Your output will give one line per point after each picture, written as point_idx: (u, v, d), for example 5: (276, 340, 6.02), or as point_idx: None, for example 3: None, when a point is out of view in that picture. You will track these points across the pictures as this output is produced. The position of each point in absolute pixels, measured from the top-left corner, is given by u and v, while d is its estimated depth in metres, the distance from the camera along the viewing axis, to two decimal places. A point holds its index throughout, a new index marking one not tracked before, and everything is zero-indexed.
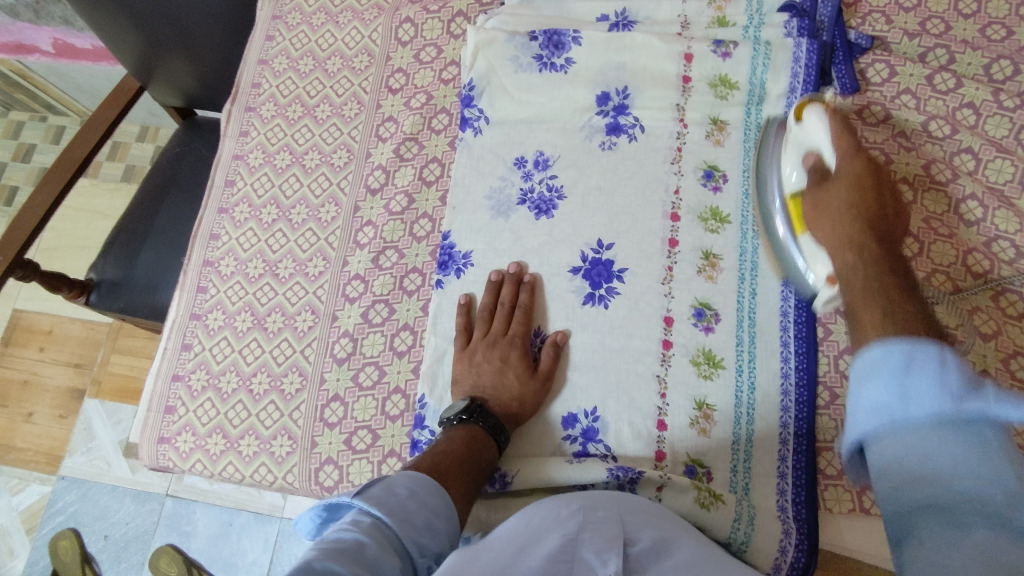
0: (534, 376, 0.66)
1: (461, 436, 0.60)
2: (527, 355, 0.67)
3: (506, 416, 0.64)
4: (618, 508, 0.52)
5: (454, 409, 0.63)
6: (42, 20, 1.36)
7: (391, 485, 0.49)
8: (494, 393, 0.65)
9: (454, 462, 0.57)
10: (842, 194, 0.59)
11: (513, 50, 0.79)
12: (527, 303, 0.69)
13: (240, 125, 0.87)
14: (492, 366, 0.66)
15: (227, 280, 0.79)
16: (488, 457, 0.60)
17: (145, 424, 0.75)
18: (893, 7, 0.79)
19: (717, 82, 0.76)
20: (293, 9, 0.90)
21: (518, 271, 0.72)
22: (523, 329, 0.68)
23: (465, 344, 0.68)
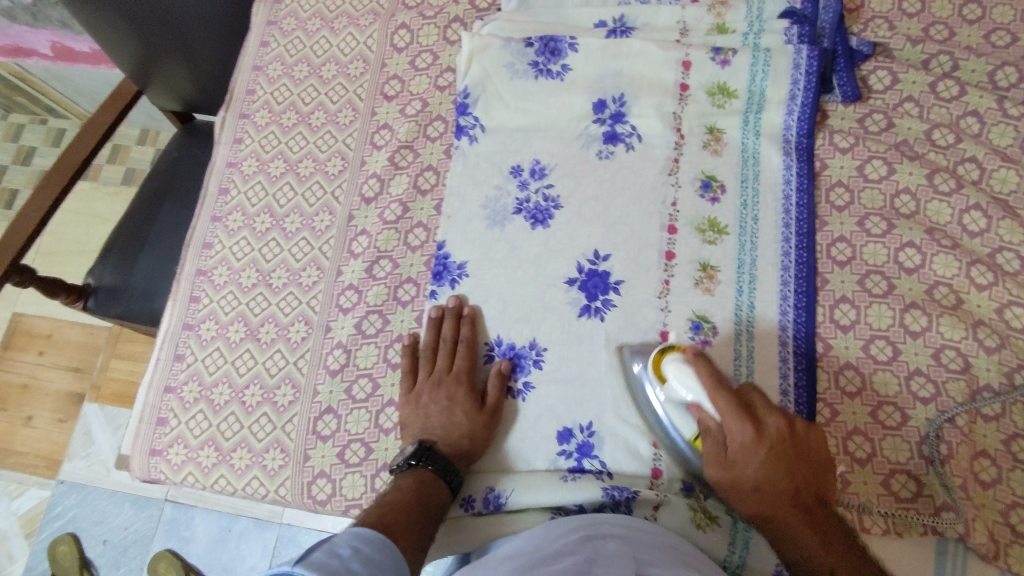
0: (481, 411, 0.66)
1: (409, 484, 0.61)
2: (473, 391, 0.67)
3: (457, 455, 0.65)
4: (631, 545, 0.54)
5: (405, 454, 0.65)
6: (40, 23, 1.35)
7: (334, 546, 0.49)
8: (444, 433, 0.65)
9: (403, 513, 0.58)
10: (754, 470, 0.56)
11: (508, 57, 0.78)
12: (468, 337, 0.69)
13: (234, 132, 0.86)
14: (439, 407, 0.66)
15: (220, 289, 0.78)
16: (438, 500, 0.61)
17: (136, 435, 0.74)
18: (896, 13, 0.78)
19: (715, 90, 0.76)
20: (288, 14, 0.89)
21: (456, 304, 0.71)
22: (467, 364, 0.68)
23: (410, 387, 0.69)
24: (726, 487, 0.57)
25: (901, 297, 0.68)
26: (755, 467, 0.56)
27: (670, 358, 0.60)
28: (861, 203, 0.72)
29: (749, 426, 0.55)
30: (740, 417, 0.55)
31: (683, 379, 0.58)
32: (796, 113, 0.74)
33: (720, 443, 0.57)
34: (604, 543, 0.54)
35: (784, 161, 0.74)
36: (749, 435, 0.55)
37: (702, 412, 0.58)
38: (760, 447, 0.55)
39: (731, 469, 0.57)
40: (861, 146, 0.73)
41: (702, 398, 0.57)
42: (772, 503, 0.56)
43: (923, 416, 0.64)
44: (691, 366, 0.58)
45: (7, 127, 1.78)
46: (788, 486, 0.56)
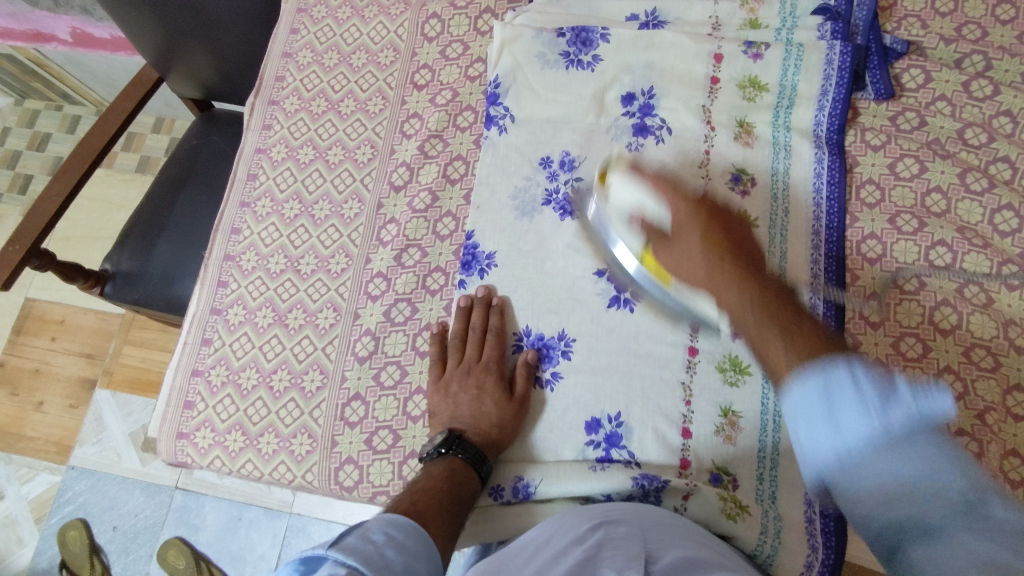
0: (510, 401, 0.66)
1: (440, 470, 0.60)
2: (502, 380, 0.67)
3: (486, 445, 0.64)
4: (641, 527, 0.53)
5: (434, 442, 0.64)
6: (61, 9, 1.35)
7: (367, 532, 0.47)
8: (473, 422, 0.65)
9: (435, 499, 0.56)
10: (693, 238, 0.59)
11: (540, 47, 0.78)
12: (498, 326, 0.69)
13: (263, 119, 0.86)
14: (469, 395, 0.66)
15: (248, 275, 0.78)
16: (469, 489, 0.60)
17: (163, 418, 0.74)
18: (929, 12, 0.78)
19: (746, 83, 0.75)
20: (318, 2, 0.89)
21: (485, 294, 0.71)
22: (497, 353, 0.68)
23: (439, 375, 0.69)
24: (677, 273, 0.61)
25: (932, 295, 0.68)
26: (694, 245, 0.59)
27: (609, 172, 0.67)
28: (892, 200, 0.72)
29: (685, 202, 0.61)
30: (678, 198, 0.61)
31: (622, 182, 0.65)
32: (827, 109, 0.74)
33: (665, 224, 0.61)
34: (615, 527, 0.52)
35: (816, 156, 0.73)
36: (684, 208, 0.60)
37: (642, 216, 0.63)
38: (698, 218, 0.60)
39: (673, 254, 0.61)
40: (893, 145, 0.73)
41: (642, 199, 0.63)
42: (725, 294, 0.56)
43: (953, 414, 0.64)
44: (627, 173, 0.66)
45: (23, 112, 1.78)
46: (719, 237, 0.58)
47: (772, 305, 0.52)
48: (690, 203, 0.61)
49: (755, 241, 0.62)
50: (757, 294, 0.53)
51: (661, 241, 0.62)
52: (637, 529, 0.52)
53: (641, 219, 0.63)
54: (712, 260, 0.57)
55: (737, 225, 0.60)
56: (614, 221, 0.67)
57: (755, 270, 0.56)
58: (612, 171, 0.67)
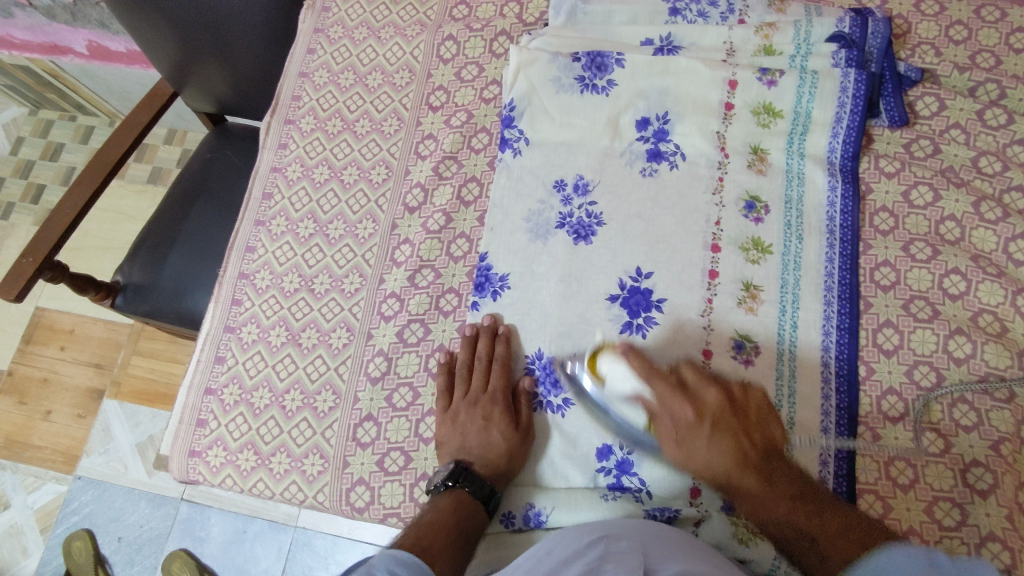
0: (518, 430, 0.66)
1: (447, 504, 0.61)
2: (509, 409, 0.67)
3: (495, 475, 0.65)
4: (641, 539, 0.54)
5: (442, 474, 0.65)
6: (78, 22, 1.36)
7: (370, 569, 0.50)
8: (481, 452, 0.65)
9: (440, 534, 0.59)
10: (706, 444, 0.61)
11: (555, 71, 0.78)
12: (504, 356, 0.69)
13: (279, 137, 0.86)
14: (476, 426, 0.67)
15: (262, 293, 0.79)
16: (476, 521, 0.62)
17: (176, 436, 0.74)
18: (943, 40, 0.78)
19: (760, 109, 0.75)
20: (335, 23, 0.90)
21: (491, 323, 0.71)
22: (503, 382, 0.69)
23: (446, 406, 0.69)
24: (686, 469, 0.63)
25: (946, 323, 0.68)
26: (711, 453, 0.61)
27: (602, 358, 0.64)
28: (906, 228, 0.72)
29: (686, 402, 0.62)
30: (680, 398, 0.62)
31: (616, 365, 0.63)
32: (841, 136, 0.74)
33: (675, 423, 0.62)
34: (614, 542, 0.53)
35: (829, 183, 0.74)
36: (689, 415, 0.61)
37: (645, 399, 0.63)
38: (703, 424, 0.61)
39: (687, 451, 0.62)
40: (907, 172, 0.73)
41: (637, 386, 0.63)
42: (731, 483, 0.61)
43: (967, 444, 0.64)
44: (622, 360, 0.63)
45: (37, 123, 1.80)
46: (738, 447, 0.61)
47: (769, 476, 0.60)
48: (704, 411, 0.62)
49: (761, 397, 0.63)
50: (750, 474, 0.60)
51: (674, 438, 0.62)
52: (636, 542, 0.53)
53: (645, 404, 0.63)
54: (731, 462, 0.61)
55: (753, 416, 0.62)
56: (608, 395, 0.64)
57: (753, 447, 0.61)
58: (601, 354, 0.65)
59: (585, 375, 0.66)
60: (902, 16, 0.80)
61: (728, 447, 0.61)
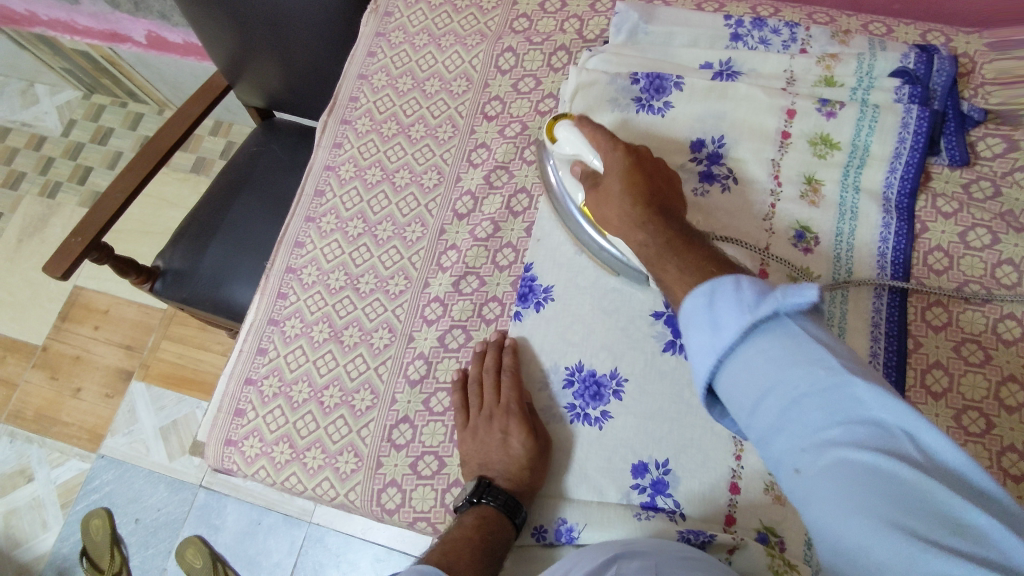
0: (533, 437, 0.64)
1: (472, 521, 0.61)
2: (524, 418, 0.65)
3: (522, 487, 0.63)
4: (657, 558, 0.53)
5: (466, 491, 0.64)
6: (141, 13, 1.40)
7: None
8: (503, 467, 0.64)
9: (463, 550, 0.59)
10: (615, 187, 0.63)
11: (613, 90, 0.79)
12: (512, 365, 0.68)
13: (334, 136, 0.88)
14: (494, 441, 0.65)
15: (308, 288, 0.79)
16: (500, 534, 0.61)
17: (213, 423, 0.75)
18: (1009, 82, 0.77)
19: (817, 140, 0.75)
20: (397, 28, 0.91)
21: (497, 338, 0.72)
22: (514, 391, 0.67)
23: (465, 422, 0.68)
24: (606, 213, 0.65)
25: (998, 369, 0.66)
26: (620, 180, 0.63)
27: (559, 125, 0.70)
28: (961, 269, 0.71)
29: (619, 151, 0.65)
30: (606, 138, 0.67)
31: (565, 131, 0.69)
32: (900, 172, 0.73)
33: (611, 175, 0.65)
34: (627, 562, 0.53)
35: (883, 220, 0.72)
36: (617, 157, 0.65)
37: (583, 166, 0.68)
38: (622, 164, 0.64)
39: (603, 187, 0.65)
40: (965, 213, 0.72)
41: (580, 150, 0.68)
42: (635, 227, 0.60)
43: (1014, 495, 0.62)
44: (578, 126, 0.69)
45: (89, 107, 1.85)
46: (646, 195, 0.61)
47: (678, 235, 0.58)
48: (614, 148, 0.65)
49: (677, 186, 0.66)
50: (647, 226, 0.59)
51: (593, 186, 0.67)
52: (650, 561, 0.52)
53: (580, 167, 0.68)
54: (640, 181, 0.63)
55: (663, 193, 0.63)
56: (561, 172, 0.72)
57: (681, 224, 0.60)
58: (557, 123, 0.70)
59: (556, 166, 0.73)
60: (968, 55, 0.79)
61: (635, 190, 0.62)
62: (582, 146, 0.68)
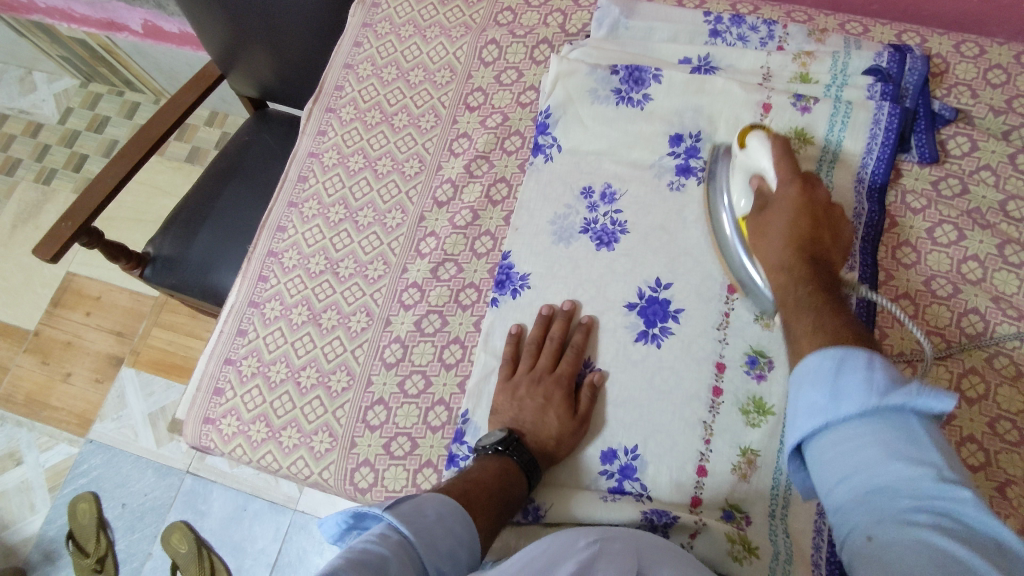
0: (574, 418, 0.67)
1: (494, 466, 0.62)
2: (570, 396, 0.68)
3: (542, 454, 0.65)
4: (639, 545, 0.54)
5: (491, 437, 0.65)
6: (137, 2, 1.41)
7: (423, 504, 0.54)
8: (533, 429, 0.66)
9: (483, 491, 0.59)
10: (781, 221, 0.65)
11: (593, 83, 0.80)
12: (580, 344, 0.70)
13: (319, 124, 0.89)
14: (534, 403, 0.67)
15: (289, 272, 0.81)
16: (517, 491, 0.62)
17: (192, 402, 0.77)
18: (981, 82, 0.79)
19: (791, 134, 0.76)
20: (383, 19, 0.93)
21: (570, 308, 0.72)
22: (571, 369, 0.69)
23: (509, 375, 0.70)
24: (757, 240, 0.67)
25: (960, 362, 0.68)
26: (786, 220, 0.65)
27: (754, 133, 0.71)
28: (928, 264, 0.72)
29: (797, 183, 0.66)
30: (790, 174, 0.68)
31: (758, 144, 0.70)
32: (871, 167, 0.75)
33: (782, 195, 0.67)
34: (610, 542, 0.53)
35: (855, 212, 0.74)
36: (794, 190, 0.66)
37: (762, 181, 0.69)
38: (796, 195, 0.66)
39: (766, 217, 0.67)
40: (933, 209, 0.74)
41: (765, 163, 0.70)
42: (790, 279, 0.62)
43: (972, 484, 0.63)
44: (770, 139, 0.70)
45: (86, 95, 1.86)
46: (804, 248, 0.63)
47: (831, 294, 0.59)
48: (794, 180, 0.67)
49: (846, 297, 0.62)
50: (806, 289, 0.59)
51: (761, 207, 0.68)
52: (632, 545, 0.53)
53: (756, 181, 0.70)
54: (810, 223, 0.64)
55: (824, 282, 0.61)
56: (732, 186, 0.72)
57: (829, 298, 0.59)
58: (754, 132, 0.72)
59: (724, 207, 0.73)
60: (941, 56, 0.80)
61: (794, 232, 0.64)
62: (766, 161, 0.70)
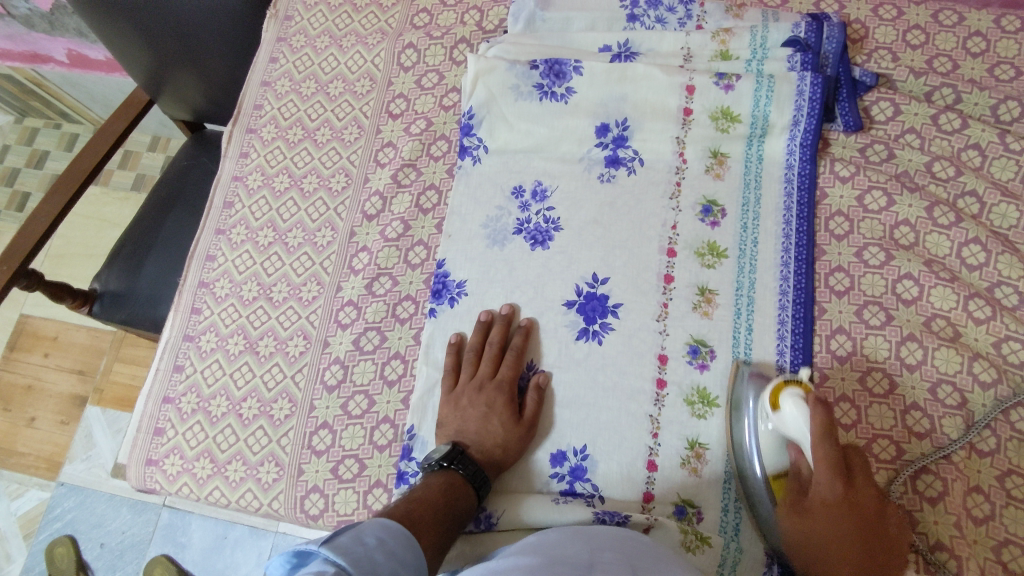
0: (518, 424, 0.65)
1: (439, 483, 0.60)
2: (513, 401, 0.66)
3: (488, 463, 0.64)
4: (623, 552, 0.52)
5: (436, 453, 0.63)
6: (57, 31, 1.38)
7: (361, 533, 0.50)
8: (477, 439, 0.65)
9: (429, 510, 0.57)
10: (829, 507, 0.54)
11: (513, 78, 0.78)
12: (520, 346, 0.69)
13: (241, 146, 0.87)
14: (477, 412, 0.66)
15: (221, 301, 0.79)
16: (467, 504, 0.60)
17: (134, 444, 0.75)
18: (900, 45, 0.78)
19: (718, 114, 0.75)
20: (298, 32, 0.91)
21: (508, 313, 0.71)
22: (512, 374, 0.68)
23: (451, 386, 0.68)
24: (795, 523, 0.56)
25: (898, 329, 0.67)
26: (827, 524, 0.54)
27: (788, 392, 0.57)
28: (861, 232, 0.72)
29: (837, 479, 0.54)
30: (831, 470, 0.54)
31: (791, 408, 0.56)
32: (799, 139, 0.74)
33: (824, 492, 0.54)
34: (601, 551, 0.52)
35: (785, 189, 0.73)
36: (833, 494, 0.54)
37: (802, 455, 0.58)
38: (839, 476, 0.54)
39: (802, 518, 0.55)
40: (861, 176, 0.73)
41: (805, 441, 0.55)
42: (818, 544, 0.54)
43: (918, 451, 0.63)
44: (807, 407, 0.55)
45: (21, 131, 1.80)
46: (854, 513, 0.53)
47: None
48: (836, 476, 0.54)
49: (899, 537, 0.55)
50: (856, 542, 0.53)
51: (796, 497, 0.57)
52: (619, 554, 0.52)
53: (795, 453, 0.58)
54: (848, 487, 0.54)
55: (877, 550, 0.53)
56: (760, 430, 0.60)
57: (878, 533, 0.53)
58: (787, 390, 0.58)
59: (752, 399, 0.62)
60: (860, 21, 0.80)
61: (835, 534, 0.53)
62: (804, 434, 0.55)
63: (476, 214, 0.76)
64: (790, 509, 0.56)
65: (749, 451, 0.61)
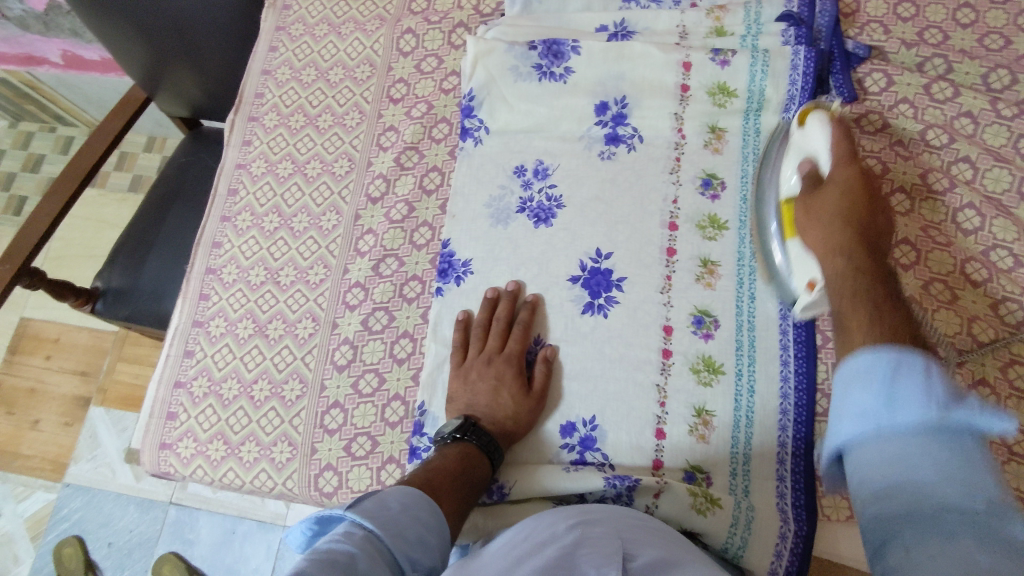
0: (528, 396, 0.66)
1: (455, 453, 0.61)
2: (522, 374, 0.67)
3: (500, 434, 0.65)
4: (616, 524, 0.54)
5: (449, 426, 0.64)
6: (52, 32, 1.38)
7: (384, 498, 0.51)
8: (488, 411, 0.66)
9: (448, 479, 0.58)
10: (832, 200, 0.60)
11: (513, 60, 0.79)
12: (527, 321, 0.70)
13: (243, 135, 0.88)
14: (487, 386, 0.67)
15: (229, 287, 0.80)
16: (482, 474, 0.61)
17: (146, 430, 0.76)
18: (891, 17, 0.80)
19: (715, 90, 0.76)
20: (297, 21, 0.92)
21: (514, 289, 0.72)
22: (520, 347, 0.69)
23: (461, 361, 0.69)
24: (807, 217, 0.61)
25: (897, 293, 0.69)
26: (840, 198, 0.60)
27: (814, 114, 0.66)
28: None
29: (854, 167, 0.61)
30: (847, 152, 0.62)
31: (816, 127, 0.65)
32: (795, 113, 0.75)
33: (836, 188, 0.60)
34: (591, 526, 0.53)
35: None
36: (846, 170, 0.61)
37: (813, 165, 0.65)
38: (852, 165, 0.61)
39: (817, 198, 0.61)
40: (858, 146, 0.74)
41: (823, 147, 0.64)
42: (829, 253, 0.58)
43: None
44: (829, 124, 0.64)
45: (16, 135, 1.80)
46: (861, 219, 0.58)
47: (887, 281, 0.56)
48: (851, 161, 0.61)
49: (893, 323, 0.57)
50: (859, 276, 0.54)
51: (813, 187, 0.63)
52: (610, 528, 0.53)
53: (807, 167, 0.65)
54: (864, 206, 0.59)
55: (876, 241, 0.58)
56: (786, 164, 0.69)
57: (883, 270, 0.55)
58: (814, 113, 0.66)
59: (773, 221, 0.69)
60: None
61: (847, 215, 0.58)
62: (825, 145, 0.64)
63: (480, 194, 0.77)
64: (803, 213, 0.62)
65: (772, 239, 0.69)
